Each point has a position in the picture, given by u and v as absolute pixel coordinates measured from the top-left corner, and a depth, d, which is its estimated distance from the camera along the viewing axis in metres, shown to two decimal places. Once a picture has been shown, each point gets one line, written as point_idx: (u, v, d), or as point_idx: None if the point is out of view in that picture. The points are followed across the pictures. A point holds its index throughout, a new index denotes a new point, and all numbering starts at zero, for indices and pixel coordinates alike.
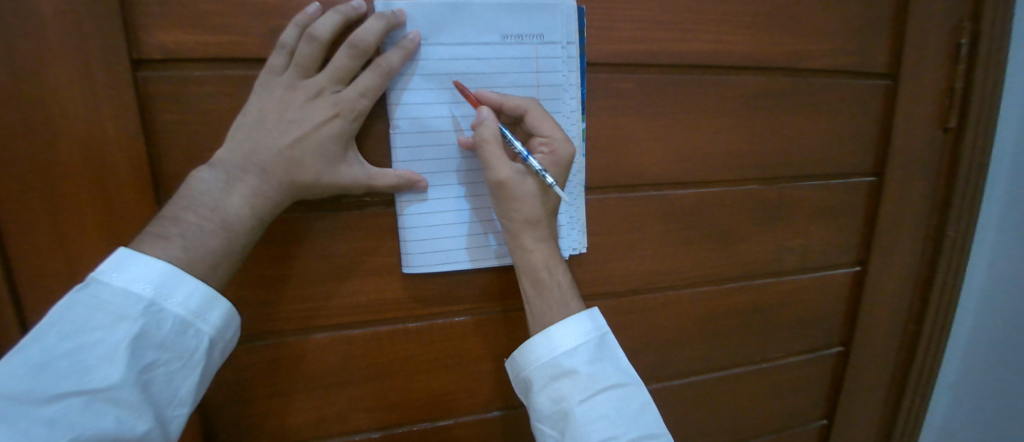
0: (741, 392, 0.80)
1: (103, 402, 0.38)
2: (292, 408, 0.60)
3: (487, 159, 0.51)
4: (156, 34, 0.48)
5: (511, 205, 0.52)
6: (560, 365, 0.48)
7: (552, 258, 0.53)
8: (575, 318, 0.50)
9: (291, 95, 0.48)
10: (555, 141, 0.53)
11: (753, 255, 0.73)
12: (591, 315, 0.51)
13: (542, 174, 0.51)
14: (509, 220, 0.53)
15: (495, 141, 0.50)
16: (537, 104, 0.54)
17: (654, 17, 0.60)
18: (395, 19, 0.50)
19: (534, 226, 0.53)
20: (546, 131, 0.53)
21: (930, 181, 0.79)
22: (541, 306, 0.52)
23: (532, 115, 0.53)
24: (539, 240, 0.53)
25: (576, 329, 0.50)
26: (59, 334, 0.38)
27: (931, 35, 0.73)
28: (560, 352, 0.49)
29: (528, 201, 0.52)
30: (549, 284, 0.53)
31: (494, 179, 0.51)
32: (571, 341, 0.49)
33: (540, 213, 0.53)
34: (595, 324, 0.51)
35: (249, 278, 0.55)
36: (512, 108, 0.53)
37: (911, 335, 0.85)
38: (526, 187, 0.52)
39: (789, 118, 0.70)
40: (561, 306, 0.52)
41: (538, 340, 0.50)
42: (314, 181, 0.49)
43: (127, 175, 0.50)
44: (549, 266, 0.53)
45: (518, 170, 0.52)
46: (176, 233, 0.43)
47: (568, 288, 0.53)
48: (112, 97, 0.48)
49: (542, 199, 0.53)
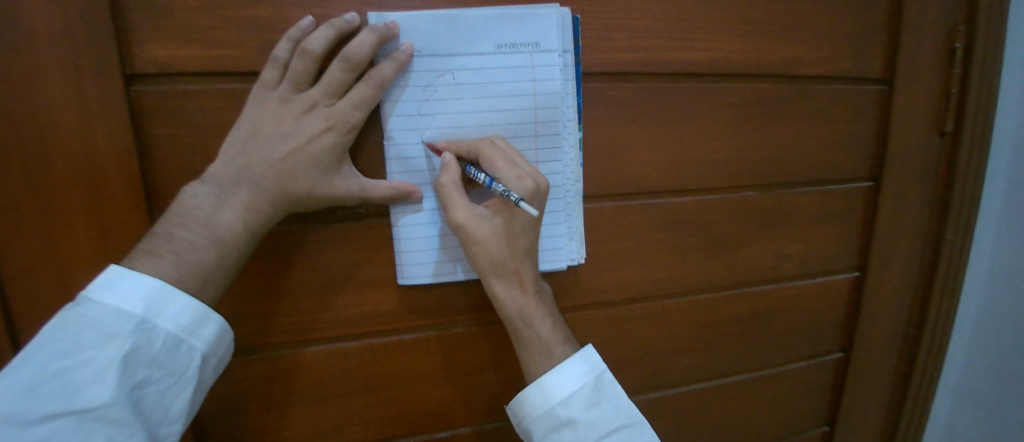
0: (741, 400, 0.79)
1: (94, 422, 0.38)
2: (288, 423, 0.59)
3: (447, 201, 0.51)
4: (150, 48, 0.48)
5: (474, 251, 0.51)
6: (558, 415, 0.48)
7: (527, 307, 0.52)
8: (564, 364, 0.50)
9: (285, 109, 0.47)
10: (508, 181, 0.50)
11: (752, 262, 0.73)
12: (583, 355, 0.51)
13: (508, 193, 0.50)
14: (474, 266, 0.52)
15: (454, 184, 0.51)
16: (489, 144, 0.53)
17: (648, 25, 0.60)
18: (388, 30, 0.49)
19: (500, 273, 0.52)
20: (500, 169, 0.51)
21: (929, 187, 0.78)
22: (525, 356, 0.52)
23: (486, 154, 0.52)
24: (510, 289, 0.53)
25: (571, 375, 0.50)
26: (49, 355, 0.38)
27: (925, 41, 0.73)
28: (555, 401, 0.49)
29: (486, 247, 0.51)
30: (527, 336, 0.52)
31: (451, 222, 0.51)
32: (566, 389, 0.49)
33: (505, 260, 0.52)
34: (589, 365, 0.51)
35: (244, 291, 0.55)
36: (467, 153, 0.54)
37: (911, 341, 0.85)
38: (483, 232, 0.51)
39: (785, 125, 0.70)
40: (544, 358, 0.51)
41: (533, 391, 0.50)
42: (308, 193, 0.49)
43: (119, 190, 0.49)
44: (524, 317, 0.52)
45: (480, 212, 0.51)
46: (167, 249, 0.43)
47: (552, 339, 0.52)
48: (104, 111, 0.48)
49: (503, 245, 0.51)
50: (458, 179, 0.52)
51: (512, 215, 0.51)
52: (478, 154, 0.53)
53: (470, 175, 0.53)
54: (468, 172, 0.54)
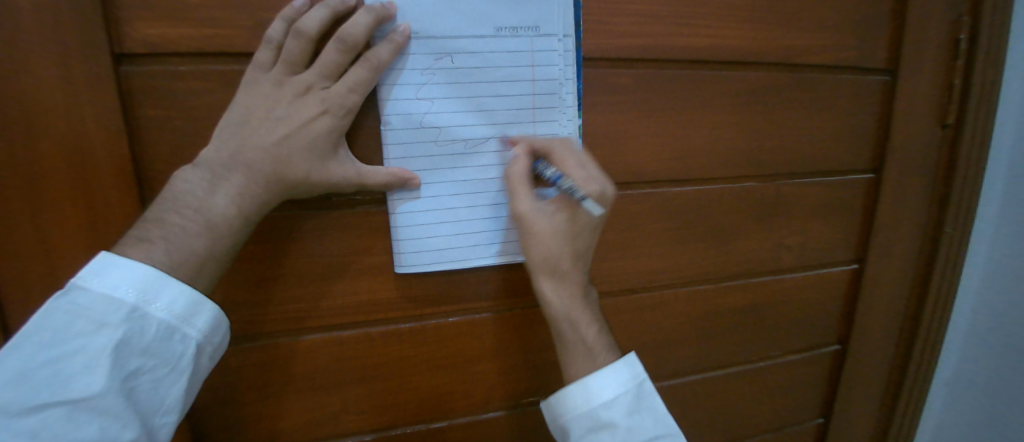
0: (737, 391, 0.79)
1: (86, 412, 0.37)
2: (284, 412, 0.59)
3: (512, 193, 0.52)
4: (139, 27, 0.47)
5: (531, 244, 0.51)
6: (597, 417, 0.48)
7: (575, 308, 0.51)
8: (610, 367, 0.49)
9: (279, 92, 0.46)
10: (576, 180, 0.51)
11: (751, 253, 0.73)
12: (628, 362, 0.50)
13: (573, 189, 0.50)
14: (527, 260, 0.52)
15: (522, 177, 0.52)
16: (563, 143, 0.54)
17: (651, 10, 0.59)
18: (385, 11, 0.48)
19: (553, 271, 0.51)
20: (570, 168, 0.52)
21: (929, 179, 0.78)
22: (566, 358, 0.51)
23: (558, 153, 0.53)
24: (560, 289, 0.52)
25: (615, 379, 0.49)
26: (38, 344, 0.37)
27: (930, 31, 0.72)
28: (597, 403, 0.48)
29: (544, 241, 0.51)
30: (570, 337, 0.51)
31: (515, 212, 0.51)
32: (608, 392, 0.49)
33: (558, 257, 0.51)
34: (632, 372, 0.50)
35: (238, 279, 0.54)
36: (539, 149, 0.54)
37: (907, 334, 0.85)
38: (544, 226, 0.51)
39: (788, 115, 0.69)
40: (586, 361, 0.50)
41: (574, 389, 0.49)
42: (304, 179, 0.48)
43: (109, 174, 0.48)
44: (571, 318, 0.51)
45: (542, 207, 0.51)
46: (159, 235, 0.42)
47: (596, 345, 0.51)
48: (92, 92, 0.46)
49: (559, 242, 0.51)
50: (526, 173, 0.52)
51: (575, 213, 0.51)
52: (550, 151, 0.53)
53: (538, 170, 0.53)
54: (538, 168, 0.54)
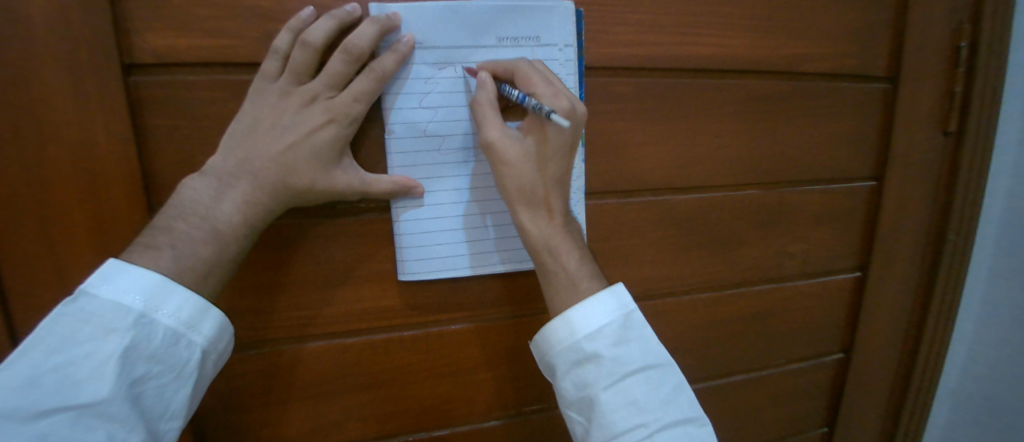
0: (741, 400, 0.79)
1: (92, 418, 0.37)
2: (287, 419, 0.59)
3: (481, 120, 0.51)
4: (149, 38, 0.47)
5: (503, 172, 0.51)
6: (582, 349, 0.47)
7: (553, 236, 0.51)
8: (594, 298, 0.48)
9: (285, 102, 0.47)
10: (543, 98, 0.49)
11: (754, 261, 0.73)
12: (613, 292, 0.49)
13: (539, 107, 0.48)
14: (503, 191, 0.52)
15: (489, 102, 0.51)
16: (527, 64, 0.51)
17: (652, 19, 0.59)
18: (389, 22, 0.49)
19: (529, 198, 0.51)
20: (536, 86, 0.50)
21: (931, 186, 0.78)
22: (550, 289, 0.51)
23: (522, 72, 0.51)
24: (537, 218, 0.52)
25: (598, 310, 0.48)
26: (46, 350, 0.37)
27: (931, 39, 0.72)
28: (581, 335, 0.47)
29: (515, 169, 0.51)
30: (552, 267, 0.51)
31: (484, 141, 0.51)
32: (593, 323, 0.47)
33: (532, 184, 0.51)
34: (618, 303, 0.49)
35: (243, 286, 0.54)
36: (504, 71, 0.53)
37: (911, 342, 0.84)
38: (514, 152, 0.50)
39: (789, 123, 0.69)
40: (570, 290, 0.50)
41: (558, 324, 0.48)
42: (309, 186, 0.48)
43: (117, 182, 0.49)
44: (549, 246, 0.51)
45: (512, 134, 0.51)
46: (166, 242, 0.42)
47: (577, 273, 0.51)
48: (101, 101, 0.47)
49: (532, 168, 0.51)
50: (493, 99, 0.51)
51: (544, 134, 0.50)
52: (514, 72, 0.52)
53: (504, 92, 0.52)
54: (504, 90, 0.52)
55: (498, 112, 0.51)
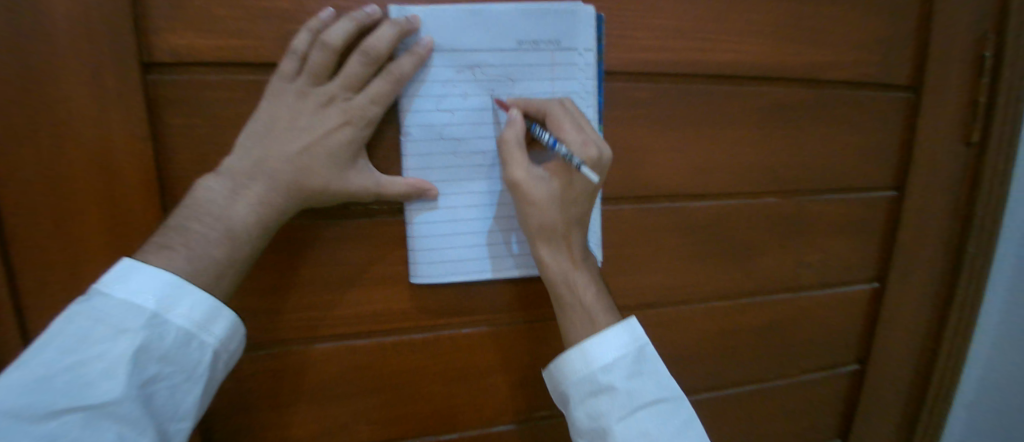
0: (753, 410, 0.78)
1: (103, 418, 0.37)
2: (296, 420, 0.59)
3: (507, 159, 0.50)
4: (167, 36, 0.47)
5: (527, 210, 0.50)
6: (596, 381, 0.47)
7: (572, 272, 0.51)
8: (611, 331, 0.48)
9: (302, 103, 0.46)
10: (573, 145, 0.49)
11: (769, 270, 0.71)
12: (628, 326, 0.49)
13: (570, 157, 0.48)
14: (524, 225, 0.51)
15: (518, 141, 0.50)
16: (559, 106, 0.52)
17: (672, 24, 0.58)
18: (409, 25, 0.48)
19: (549, 235, 0.51)
20: (566, 132, 0.50)
21: (953, 197, 0.76)
22: (564, 319, 0.51)
23: (554, 115, 0.51)
24: (558, 253, 0.52)
25: (614, 342, 0.48)
26: (58, 349, 0.37)
27: (956, 48, 0.71)
28: (596, 367, 0.47)
29: (538, 208, 0.50)
30: (569, 300, 0.51)
31: (510, 180, 0.50)
32: (608, 355, 0.47)
33: (555, 222, 0.50)
34: (633, 335, 0.49)
35: (256, 286, 0.54)
36: (535, 111, 0.53)
37: (928, 355, 0.83)
38: (540, 192, 0.50)
39: (808, 131, 0.68)
40: (585, 324, 0.50)
41: (573, 354, 0.48)
42: (323, 188, 0.48)
43: (133, 180, 0.48)
44: (568, 281, 0.51)
45: (538, 175, 0.50)
46: (180, 243, 0.42)
47: (594, 307, 0.51)
48: (119, 99, 0.47)
49: (557, 208, 0.50)
50: (521, 136, 0.50)
51: (571, 180, 0.50)
52: (546, 113, 0.52)
53: (533, 133, 0.51)
54: (533, 131, 0.52)
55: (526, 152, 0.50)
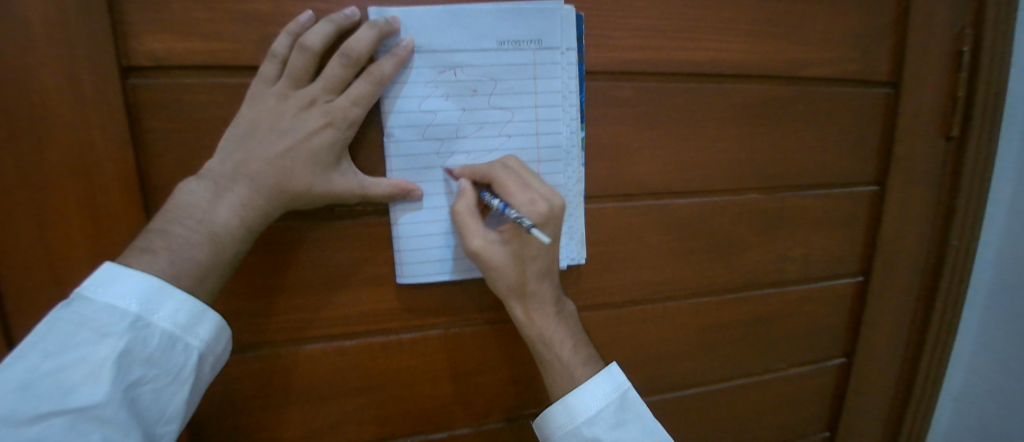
0: (742, 404, 0.78)
1: (88, 422, 0.37)
2: (284, 421, 0.59)
3: (462, 230, 0.50)
4: (146, 40, 0.47)
5: (492, 276, 0.51)
6: (581, 435, 0.49)
7: (548, 328, 0.52)
8: (591, 383, 0.50)
9: (283, 105, 0.47)
10: (521, 206, 0.49)
11: (754, 265, 0.72)
12: (610, 373, 0.51)
13: (519, 219, 0.48)
14: (494, 289, 0.53)
15: (470, 211, 0.50)
16: (502, 167, 0.52)
17: (651, 23, 0.59)
18: (388, 26, 0.49)
19: (519, 296, 0.52)
20: (513, 193, 0.50)
21: (934, 190, 0.78)
22: (548, 376, 0.52)
23: (499, 179, 0.51)
24: (529, 312, 0.53)
25: (596, 394, 0.49)
26: (42, 354, 0.37)
27: (932, 43, 0.72)
28: (580, 420, 0.49)
29: (503, 273, 0.51)
30: (548, 356, 0.52)
31: (469, 250, 0.50)
32: (591, 407, 0.49)
33: (522, 282, 0.51)
34: (615, 383, 0.50)
35: (240, 289, 0.54)
36: (482, 177, 0.53)
37: (914, 345, 0.84)
38: (499, 257, 0.50)
39: (789, 127, 0.69)
40: (566, 379, 0.51)
41: (557, 408, 0.50)
42: (306, 190, 0.48)
43: (115, 183, 0.48)
44: (545, 339, 0.52)
45: (495, 238, 0.51)
46: (163, 246, 0.42)
47: (573, 359, 0.52)
48: (99, 103, 0.47)
49: (519, 268, 0.51)
50: (474, 205, 0.51)
51: (525, 239, 0.51)
52: (491, 178, 0.52)
53: (485, 200, 0.52)
54: (484, 198, 0.52)
55: (480, 219, 0.51)
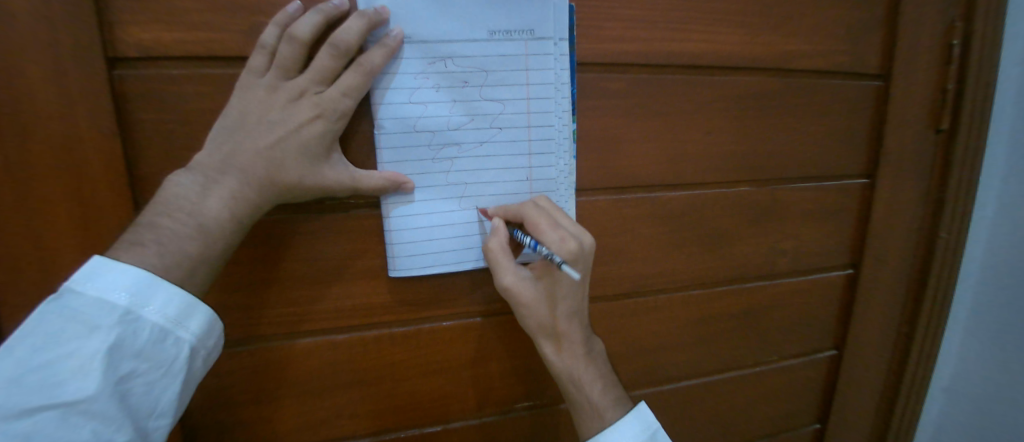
0: (733, 396, 0.79)
1: (78, 416, 0.37)
2: (276, 415, 0.58)
3: (495, 267, 0.52)
4: (134, 31, 0.47)
5: (524, 313, 0.53)
6: None
7: (578, 370, 0.53)
8: (623, 423, 0.51)
9: (273, 96, 0.46)
10: (551, 243, 0.49)
11: (746, 258, 0.73)
12: (639, 413, 0.52)
13: (550, 256, 0.49)
14: (524, 326, 0.54)
15: (502, 249, 0.52)
16: (533, 206, 0.53)
17: (643, 15, 0.59)
18: (378, 16, 0.48)
19: (549, 335, 0.53)
20: (543, 231, 0.50)
21: (923, 183, 0.78)
22: (576, 416, 0.53)
23: (531, 217, 0.52)
24: (559, 351, 0.53)
25: (626, 434, 0.50)
26: (30, 348, 0.37)
27: (922, 36, 0.72)
28: None
29: (534, 311, 0.52)
30: (576, 397, 0.53)
31: (500, 285, 0.52)
32: None
33: (552, 321, 0.52)
34: (644, 423, 0.52)
35: (232, 283, 0.54)
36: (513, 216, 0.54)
37: (903, 336, 0.85)
38: (529, 295, 0.52)
39: (780, 119, 0.69)
40: (595, 419, 0.52)
41: None
42: (298, 182, 0.47)
43: (103, 175, 0.48)
44: (575, 380, 0.53)
45: (526, 275, 0.53)
46: (151, 238, 0.42)
47: (602, 402, 0.52)
48: (85, 94, 0.46)
49: (549, 306, 0.52)
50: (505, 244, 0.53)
51: (556, 278, 0.52)
52: (523, 218, 0.53)
53: (516, 237, 0.53)
54: (516, 236, 0.54)
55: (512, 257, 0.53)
